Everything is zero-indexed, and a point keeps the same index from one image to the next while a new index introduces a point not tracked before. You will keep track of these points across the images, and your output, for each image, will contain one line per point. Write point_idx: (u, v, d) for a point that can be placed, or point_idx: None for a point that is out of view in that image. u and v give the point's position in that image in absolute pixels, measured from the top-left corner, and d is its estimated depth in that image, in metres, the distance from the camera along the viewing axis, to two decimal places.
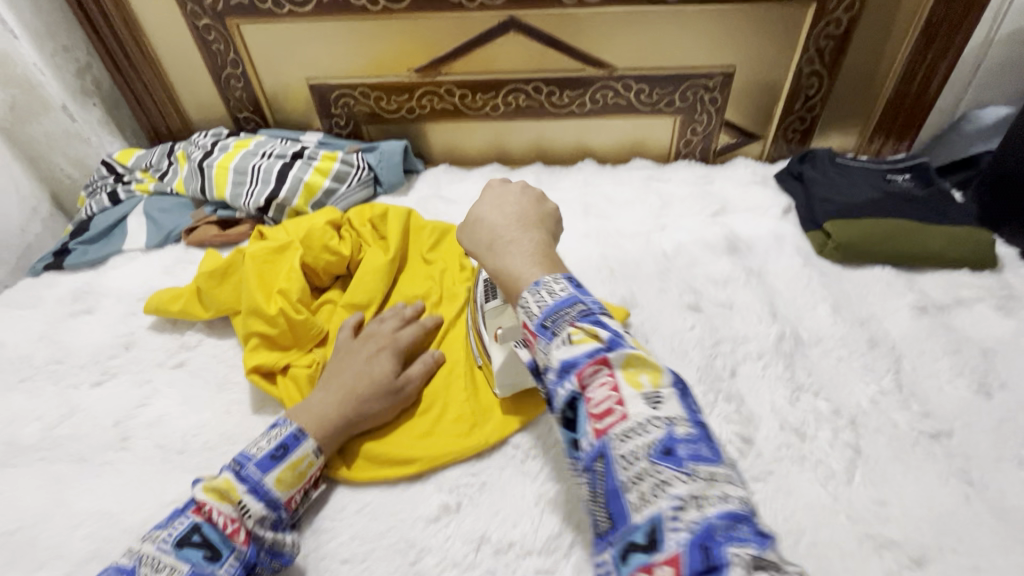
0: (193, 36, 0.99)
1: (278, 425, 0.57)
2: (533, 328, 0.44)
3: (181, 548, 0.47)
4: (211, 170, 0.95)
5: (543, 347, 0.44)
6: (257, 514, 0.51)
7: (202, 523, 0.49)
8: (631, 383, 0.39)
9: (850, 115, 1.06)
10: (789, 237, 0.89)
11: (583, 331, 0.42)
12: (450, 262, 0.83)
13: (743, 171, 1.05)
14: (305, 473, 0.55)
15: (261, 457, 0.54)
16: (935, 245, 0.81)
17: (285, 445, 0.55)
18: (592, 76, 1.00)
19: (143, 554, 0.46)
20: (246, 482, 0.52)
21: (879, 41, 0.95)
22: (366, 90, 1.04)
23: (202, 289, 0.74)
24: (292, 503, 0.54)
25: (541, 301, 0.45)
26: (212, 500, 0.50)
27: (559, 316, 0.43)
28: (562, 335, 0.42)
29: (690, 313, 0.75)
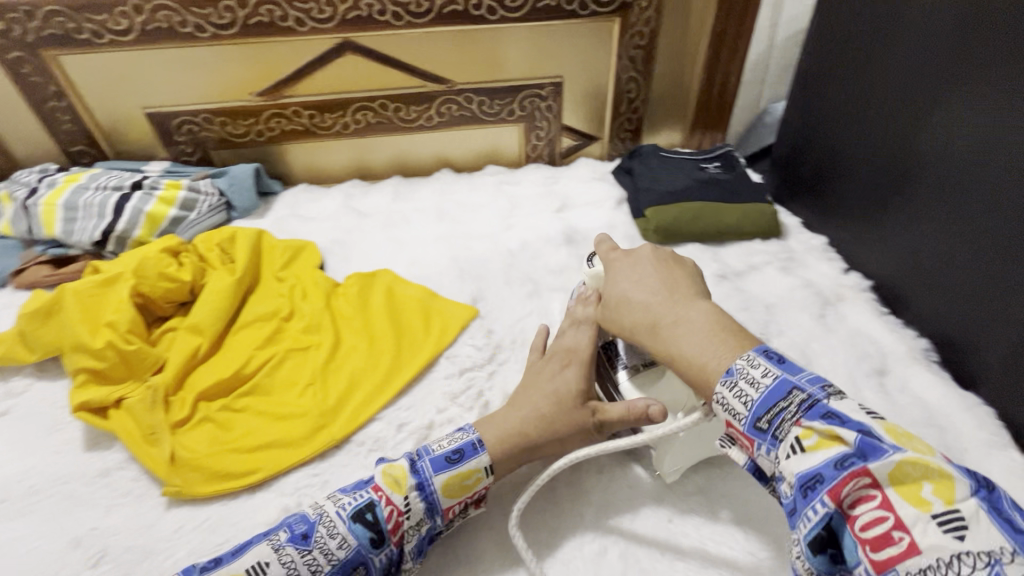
0: (4, 69, 0.93)
1: (459, 431, 0.59)
2: (746, 430, 0.46)
3: (353, 523, 0.51)
4: (38, 208, 0.91)
5: (765, 453, 0.46)
6: (418, 516, 0.53)
7: (375, 502, 0.52)
8: (912, 501, 0.38)
9: (671, 114, 1.20)
10: (620, 226, 1.00)
11: (819, 435, 0.42)
12: (302, 277, 0.86)
13: (584, 170, 1.16)
14: (469, 487, 0.56)
15: (438, 456, 0.56)
16: (732, 220, 0.95)
17: (461, 452, 0.56)
18: (433, 91, 1.06)
19: (325, 512, 0.52)
20: (417, 475, 0.54)
21: (681, 48, 1.09)
22: (210, 116, 1.03)
23: (23, 330, 0.71)
24: (450, 512, 0.55)
25: (749, 398, 0.46)
26: (387, 487, 0.53)
27: (777, 413, 0.45)
28: (791, 440, 0.44)
29: (529, 301, 0.83)
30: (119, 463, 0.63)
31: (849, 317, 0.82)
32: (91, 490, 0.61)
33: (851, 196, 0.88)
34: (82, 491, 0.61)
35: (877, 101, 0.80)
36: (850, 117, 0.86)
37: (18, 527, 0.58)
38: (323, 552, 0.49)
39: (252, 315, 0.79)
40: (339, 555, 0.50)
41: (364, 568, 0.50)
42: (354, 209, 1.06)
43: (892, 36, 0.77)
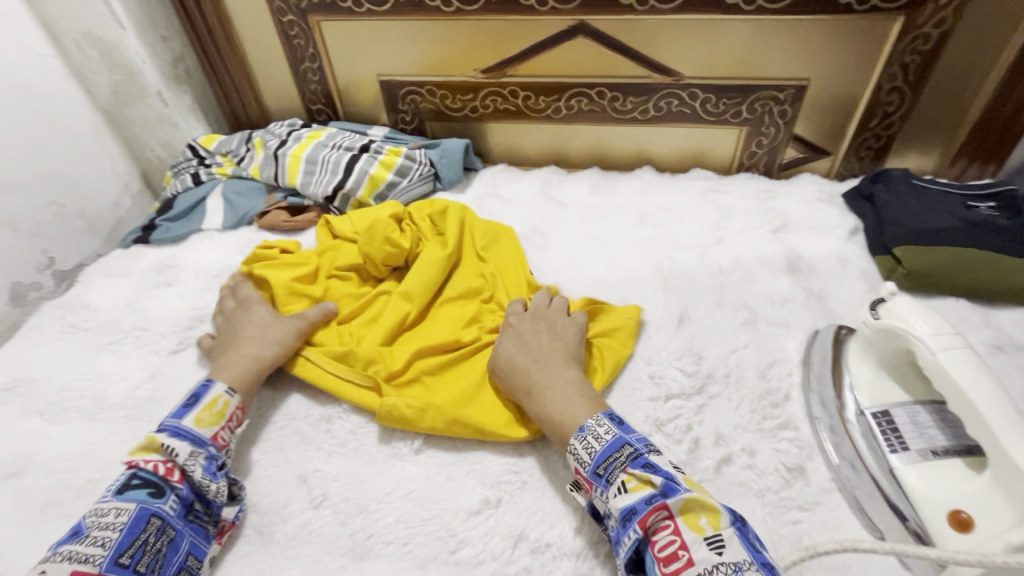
0: (277, 30, 1.05)
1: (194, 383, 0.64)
2: (588, 475, 0.53)
3: (122, 493, 0.53)
4: (284, 158, 1.01)
5: (600, 494, 0.52)
6: (185, 453, 0.56)
7: (134, 470, 0.54)
8: (690, 525, 0.47)
9: (933, 135, 1.00)
10: (855, 260, 0.86)
11: (636, 479, 0.50)
12: (503, 263, 0.85)
13: (808, 187, 1.02)
14: (222, 411, 0.61)
15: (174, 410, 0.60)
16: (1018, 279, 0.76)
17: (194, 394, 0.61)
18: (658, 83, 0.99)
19: (88, 512, 0.52)
20: (163, 429, 0.58)
21: (976, 57, 0.89)
22: (433, 88, 1.07)
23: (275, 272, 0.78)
24: (220, 439, 0.60)
25: (592, 449, 0.54)
26: (138, 454, 0.56)
27: (612, 463, 0.52)
28: (618, 484, 0.51)
29: (744, 330, 0.74)
30: (340, 412, 0.68)
31: None
32: (316, 433, 0.66)
33: None
34: (309, 430, 0.67)
35: None
36: None
37: (257, 451, 0.64)
38: (99, 527, 0.50)
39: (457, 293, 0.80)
40: (122, 520, 0.50)
41: (158, 516, 0.52)
42: (551, 197, 1.03)
43: None
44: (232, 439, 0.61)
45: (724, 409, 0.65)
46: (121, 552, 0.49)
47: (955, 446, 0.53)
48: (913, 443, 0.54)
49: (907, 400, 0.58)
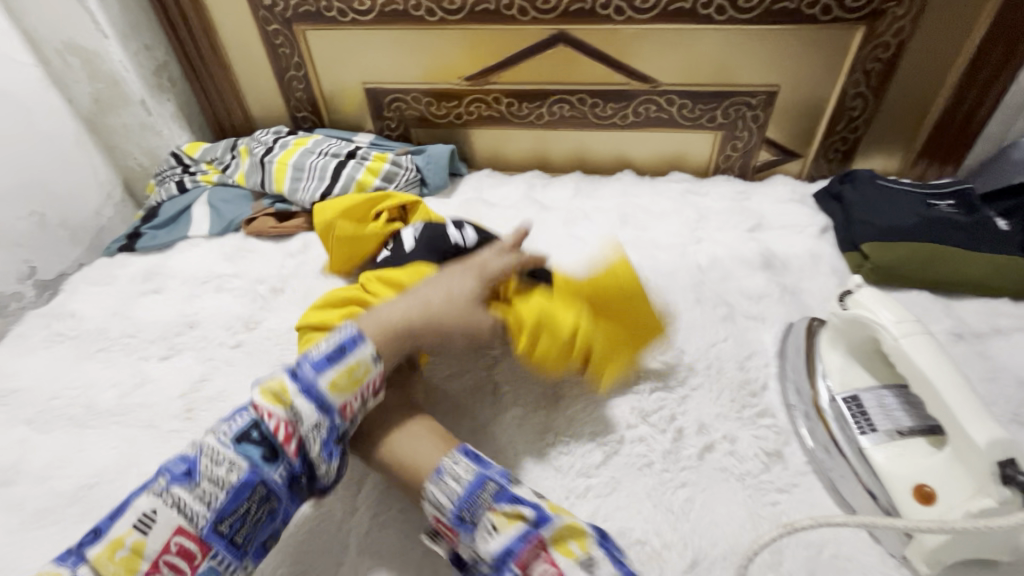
0: (261, 39, 1.06)
1: (340, 328, 0.58)
2: (451, 522, 0.52)
3: (240, 444, 0.51)
4: (272, 165, 1.02)
5: (466, 539, 0.51)
6: (308, 418, 0.53)
7: (258, 421, 0.52)
8: (563, 552, 0.48)
9: (896, 138, 1.05)
10: (825, 257, 0.90)
11: (505, 516, 0.51)
12: None
13: (781, 188, 1.06)
14: (361, 378, 0.56)
15: (316, 358, 0.55)
16: (974, 271, 0.81)
17: (341, 347, 0.56)
18: (636, 89, 1.02)
19: (206, 445, 0.51)
20: (300, 384, 0.54)
21: (932, 64, 0.95)
22: (418, 96, 1.09)
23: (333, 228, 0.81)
24: (348, 407, 0.55)
25: (451, 492, 0.53)
26: (267, 402, 0.53)
27: (476, 504, 0.52)
28: (486, 524, 0.51)
29: (722, 324, 0.77)
30: None
31: None
32: None
33: None
34: None
35: None
36: None
37: None
38: (212, 479, 0.50)
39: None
40: (231, 479, 0.50)
41: (264, 485, 0.51)
42: (536, 200, 1.06)
43: None
44: (363, 408, 0.57)
45: (705, 400, 0.68)
46: (221, 518, 0.49)
47: (920, 426, 0.56)
48: (881, 424, 0.58)
49: (875, 385, 0.61)
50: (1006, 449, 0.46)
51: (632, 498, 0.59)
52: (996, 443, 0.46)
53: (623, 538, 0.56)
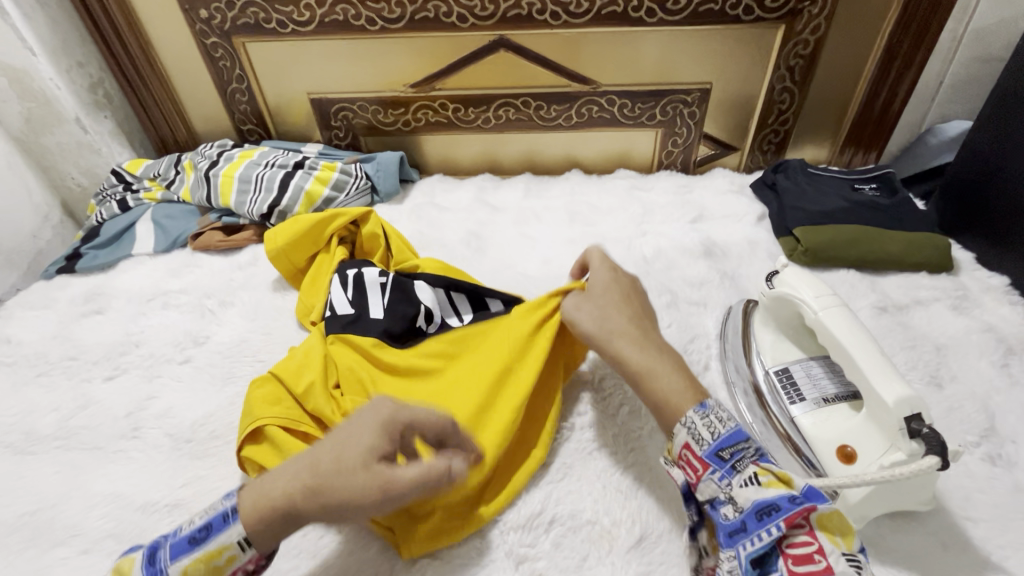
0: (201, 52, 1.05)
1: (222, 497, 0.50)
2: (705, 455, 0.51)
3: None
4: (217, 179, 1.01)
5: (718, 479, 0.50)
6: None
7: None
8: (827, 534, 0.45)
9: (823, 128, 1.11)
10: (762, 242, 0.95)
11: (772, 476, 0.49)
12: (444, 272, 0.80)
13: (721, 181, 1.11)
14: (222, 568, 0.47)
15: (180, 538, 0.48)
16: (894, 249, 0.87)
17: (205, 528, 0.48)
18: (578, 91, 1.06)
19: None
20: (151, 566, 0.47)
21: (848, 58, 1.01)
22: (365, 104, 1.09)
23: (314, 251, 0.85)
24: None
25: (716, 431, 0.52)
26: None
27: (739, 453, 0.51)
28: (749, 474, 0.49)
29: (667, 311, 0.81)
30: None
31: None
32: None
33: None
34: None
35: None
36: None
37: (203, 466, 0.64)
38: None
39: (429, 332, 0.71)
40: None
41: None
42: (486, 202, 1.08)
43: None
44: None
45: None
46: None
47: (842, 393, 0.60)
48: (809, 393, 0.61)
49: (804, 357, 0.65)
50: (912, 406, 0.50)
51: (584, 482, 0.61)
52: (902, 400, 0.50)
53: (575, 520, 0.58)
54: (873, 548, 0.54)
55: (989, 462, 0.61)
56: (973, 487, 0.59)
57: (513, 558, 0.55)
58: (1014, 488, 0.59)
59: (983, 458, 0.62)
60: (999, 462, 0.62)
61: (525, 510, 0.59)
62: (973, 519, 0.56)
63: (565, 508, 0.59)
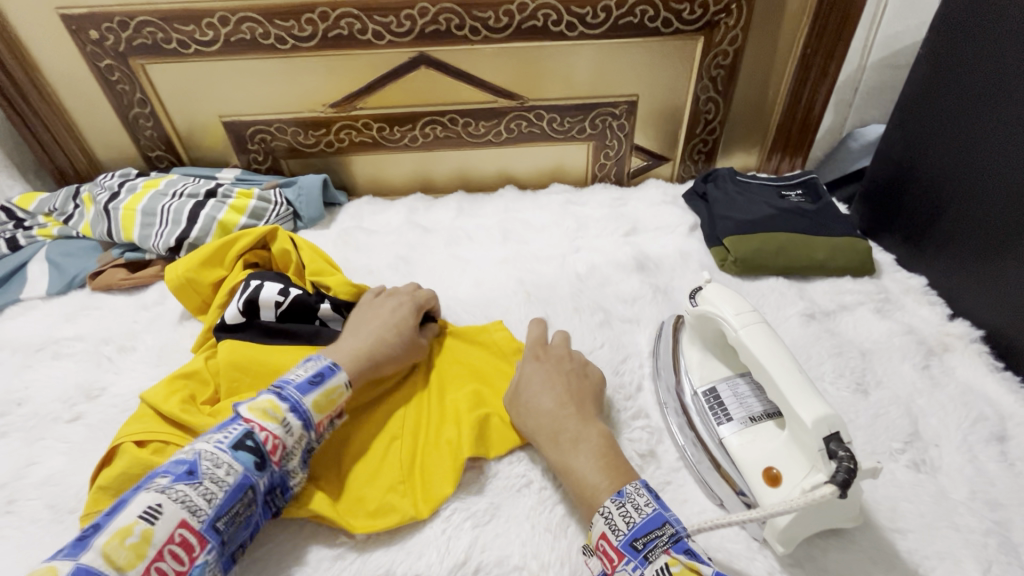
0: (96, 76, 0.97)
1: (313, 360, 0.61)
2: (620, 545, 0.49)
3: (236, 450, 0.51)
4: (118, 212, 0.93)
5: (631, 570, 0.47)
6: (295, 434, 0.55)
7: (251, 431, 0.52)
8: None
9: (749, 136, 1.13)
10: (694, 253, 0.95)
11: (683, 565, 0.46)
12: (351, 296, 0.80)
13: (654, 191, 1.11)
14: (336, 403, 0.59)
15: (300, 383, 0.58)
16: (820, 255, 0.88)
17: (321, 374, 0.59)
18: (505, 107, 1.04)
19: (203, 451, 0.50)
20: (287, 400, 0.56)
21: (765, 68, 1.03)
22: (282, 126, 1.04)
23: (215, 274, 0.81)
24: (321, 427, 0.58)
25: (630, 518, 0.50)
26: (258, 416, 0.53)
27: (652, 541, 0.48)
28: (660, 564, 0.46)
29: (600, 331, 0.79)
30: None
31: (958, 370, 0.73)
32: None
33: (958, 232, 0.80)
34: None
35: (996, 96, 0.72)
36: (959, 123, 0.78)
37: None
38: (213, 480, 0.49)
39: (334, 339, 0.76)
40: (229, 479, 0.49)
41: (253, 490, 0.51)
42: (418, 224, 1.04)
43: (996, 27, 0.71)
44: (326, 429, 0.59)
45: None
46: (220, 516, 0.48)
47: (768, 411, 0.59)
48: (736, 413, 0.60)
49: (730, 374, 0.64)
50: (830, 425, 0.49)
51: (511, 523, 0.58)
52: (820, 420, 0.49)
53: (502, 567, 0.54)
54: (805, 570, 0.53)
55: (914, 469, 0.62)
56: (899, 496, 0.59)
57: None
58: (939, 495, 0.59)
59: (908, 465, 0.62)
60: (924, 468, 0.62)
61: (450, 559, 0.55)
62: (900, 530, 0.56)
63: (491, 555, 0.55)
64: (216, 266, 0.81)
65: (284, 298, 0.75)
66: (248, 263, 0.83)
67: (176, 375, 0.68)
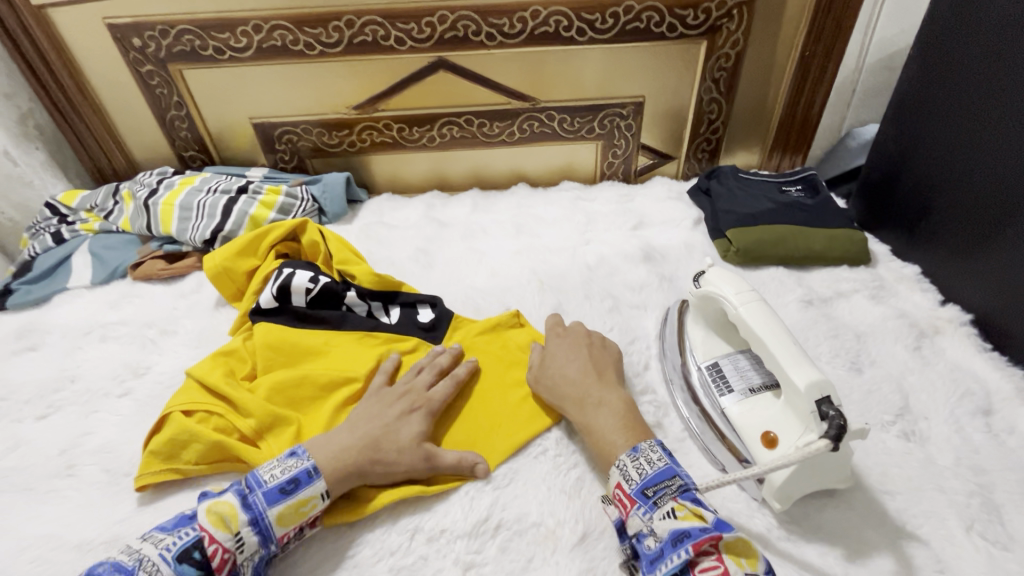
0: (137, 81, 1.04)
1: (295, 457, 0.59)
2: (633, 493, 0.55)
3: (180, 562, 0.50)
4: (157, 207, 0.99)
5: (641, 514, 0.54)
6: (249, 548, 0.53)
7: (202, 541, 0.51)
8: (733, 558, 0.48)
9: (751, 135, 1.18)
10: (698, 245, 1.00)
11: (687, 510, 0.52)
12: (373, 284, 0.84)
13: (660, 188, 1.16)
14: (306, 514, 0.56)
15: (269, 489, 0.55)
16: (818, 245, 0.93)
17: (296, 481, 0.56)
18: (518, 108, 1.09)
19: (146, 556, 0.50)
20: (249, 510, 0.54)
21: (766, 70, 1.08)
22: (308, 127, 1.10)
23: (247, 264, 0.86)
24: (285, 538, 0.56)
25: (643, 470, 0.56)
26: (212, 525, 0.52)
27: (661, 489, 0.54)
28: (667, 509, 0.52)
29: (609, 316, 0.84)
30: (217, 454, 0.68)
31: (948, 351, 0.77)
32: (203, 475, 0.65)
33: (950, 222, 0.85)
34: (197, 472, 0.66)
35: (982, 95, 0.77)
36: (948, 120, 0.83)
37: (141, 501, 0.63)
38: None
39: (361, 324, 0.81)
40: None
41: None
42: (435, 219, 1.09)
43: (981, 30, 0.76)
44: (296, 538, 0.57)
45: None
46: None
47: (766, 383, 0.64)
48: (737, 385, 0.65)
49: (731, 351, 0.69)
50: (822, 389, 0.54)
51: (529, 485, 0.63)
52: (813, 385, 0.54)
53: (521, 524, 0.59)
54: (800, 526, 0.58)
55: (904, 439, 0.66)
56: (889, 463, 0.63)
57: (461, 564, 0.57)
58: (927, 461, 0.63)
59: (898, 435, 0.66)
60: (913, 438, 0.66)
61: (472, 517, 0.60)
62: (889, 492, 0.60)
63: (512, 513, 0.60)
64: (250, 256, 0.87)
65: (314, 285, 0.80)
66: (279, 253, 0.89)
67: (218, 355, 0.73)
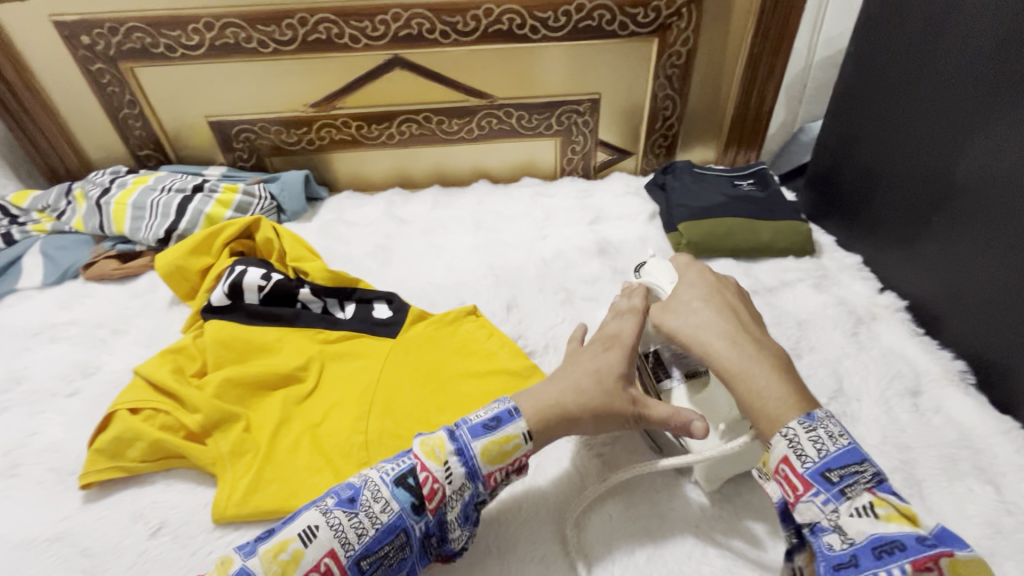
0: (86, 79, 1.02)
1: (498, 400, 0.59)
2: (807, 475, 0.47)
3: (397, 486, 0.52)
4: (109, 206, 0.98)
5: (822, 502, 0.46)
6: (458, 482, 0.53)
7: (415, 468, 0.53)
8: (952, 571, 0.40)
9: (705, 131, 1.21)
10: (652, 239, 1.02)
11: (893, 508, 0.44)
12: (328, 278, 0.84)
13: (618, 184, 1.18)
14: (510, 454, 0.55)
15: (475, 424, 0.55)
16: (764, 237, 0.96)
17: (498, 419, 0.56)
18: (476, 105, 1.11)
19: (370, 478, 0.53)
20: (456, 441, 0.54)
21: (717, 67, 1.11)
22: (266, 126, 1.10)
23: (200, 262, 0.86)
24: (492, 479, 0.55)
25: (824, 447, 0.47)
26: (426, 454, 0.53)
27: (851, 475, 0.46)
28: (859, 501, 0.45)
29: (561, 308, 0.87)
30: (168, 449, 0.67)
31: (883, 336, 0.81)
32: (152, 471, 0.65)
33: (888, 211, 0.88)
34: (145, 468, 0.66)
35: (912, 89, 0.81)
36: (883, 115, 0.86)
37: (88, 498, 0.63)
38: (369, 515, 0.50)
39: (314, 320, 0.80)
40: (381, 521, 0.50)
41: (405, 535, 0.51)
42: (395, 216, 1.10)
43: (909, 28, 0.79)
44: (501, 482, 0.56)
45: None
46: (365, 555, 0.49)
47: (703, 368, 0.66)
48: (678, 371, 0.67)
49: None
50: None
51: None
52: None
53: None
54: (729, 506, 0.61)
55: None
56: None
57: None
58: None
59: None
60: (844, 419, 0.69)
61: None
62: None
63: None
64: (204, 255, 0.86)
65: (266, 282, 0.80)
66: (234, 252, 0.89)
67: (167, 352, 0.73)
